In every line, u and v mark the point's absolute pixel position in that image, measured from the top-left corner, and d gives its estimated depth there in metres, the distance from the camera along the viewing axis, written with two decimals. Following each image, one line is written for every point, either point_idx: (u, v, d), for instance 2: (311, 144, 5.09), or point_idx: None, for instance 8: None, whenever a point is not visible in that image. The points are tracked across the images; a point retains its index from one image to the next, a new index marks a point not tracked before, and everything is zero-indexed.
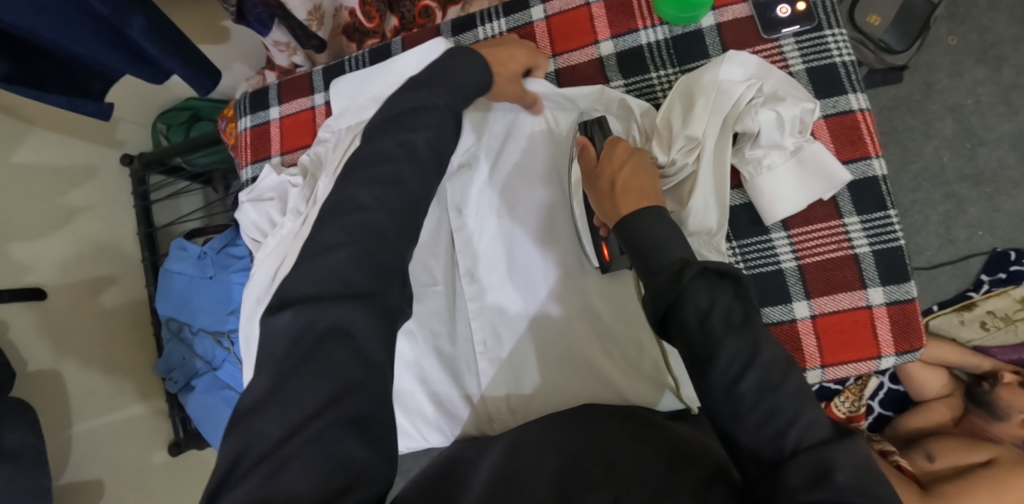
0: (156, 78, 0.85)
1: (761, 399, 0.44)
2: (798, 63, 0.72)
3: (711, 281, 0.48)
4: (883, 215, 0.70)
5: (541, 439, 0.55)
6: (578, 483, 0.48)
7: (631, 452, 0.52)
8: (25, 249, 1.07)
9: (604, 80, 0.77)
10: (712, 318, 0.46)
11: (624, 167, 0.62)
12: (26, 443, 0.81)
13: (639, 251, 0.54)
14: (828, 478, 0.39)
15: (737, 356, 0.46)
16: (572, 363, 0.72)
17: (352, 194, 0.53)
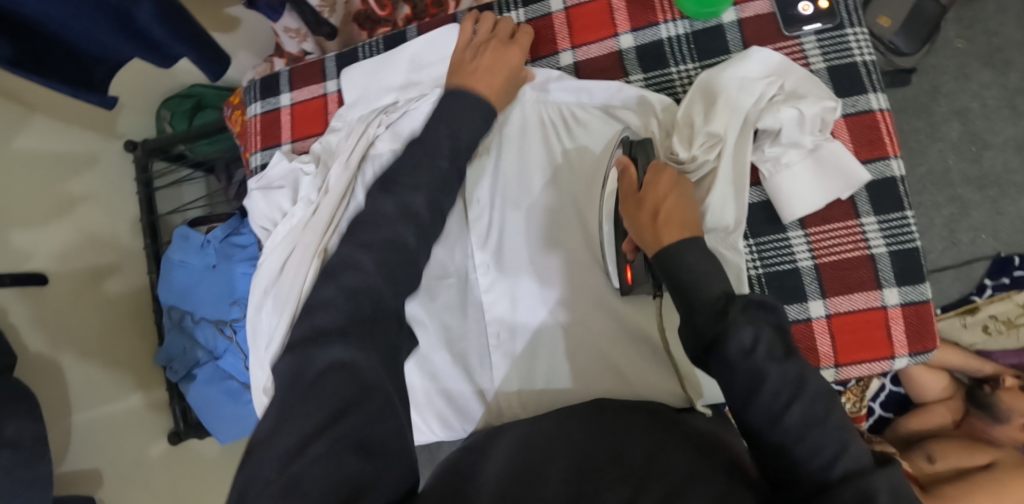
0: (162, 60, 0.83)
1: (806, 431, 0.45)
2: (819, 61, 0.71)
3: (754, 315, 0.49)
4: (899, 216, 0.69)
5: (554, 436, 0.54)
6: (594, 482, 0.46)
7: (646, 448, 0.50)
8: (26, 236, 1.05)
9: (623, 75, 0.76)
10: (756, 353, 0.47)
11: (668, 196, 0.61)
12: (27, 431, 0.80)
13: (678, 288, 0.55)
14: (873, 499, 0.39)
15: (782, 388, 0.46)
16: (585, 358, 0.72)
17: (351, 256, 0.56)
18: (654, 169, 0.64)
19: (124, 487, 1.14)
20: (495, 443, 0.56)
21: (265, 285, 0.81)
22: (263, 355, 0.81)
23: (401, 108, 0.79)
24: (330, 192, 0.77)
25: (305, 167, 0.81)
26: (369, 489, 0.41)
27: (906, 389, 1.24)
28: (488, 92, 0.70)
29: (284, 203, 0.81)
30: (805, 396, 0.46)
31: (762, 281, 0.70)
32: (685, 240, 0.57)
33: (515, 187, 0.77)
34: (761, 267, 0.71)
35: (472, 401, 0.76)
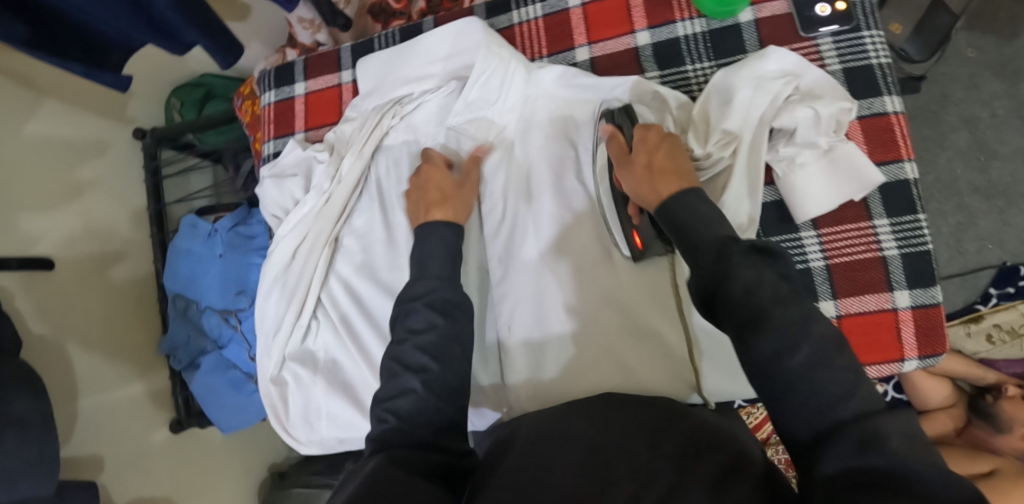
0: (176, 47, 0.83)
1: (811, 373, 0.43)
2: (835, 63, 0.71)
3: (757, 259, 0.49)
4: (912, 219, 0.69)
5: (559, 430, 0.54)
6: (602, 477, 0.46)
7: (651, 446, 0.50)
8: (34, 220, 1.05)
9: (639, 71, 0.76)
10: (759, 292, 0.47)
11: (659, 150, 0.64)
12: (33, 413, 0.80)
13: (679, 231, 0.56)
14: (879, 444, 0.39)
15: (785, 331, 0.45)
16: (595, 352, 0.71)
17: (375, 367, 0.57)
18: (641, 129, 0.67)
19: (125, 474, 1.13)
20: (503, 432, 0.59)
21: (274, 274, 0.81)
22: (270, 344, 0.81)
23: (416, 99, 0.80)
24: (343, 182, 0.79)
25: (319, 154, 0.81)
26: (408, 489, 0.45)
27: (908, 396, 1.23)
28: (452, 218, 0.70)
29: (297, 191, 0.82)
30: (810, 338, 0.44)
31: None
32: (680, 189, 0.59)
33: (526, 179, 0.78)
34: None
35: (482, 396, 0.77)
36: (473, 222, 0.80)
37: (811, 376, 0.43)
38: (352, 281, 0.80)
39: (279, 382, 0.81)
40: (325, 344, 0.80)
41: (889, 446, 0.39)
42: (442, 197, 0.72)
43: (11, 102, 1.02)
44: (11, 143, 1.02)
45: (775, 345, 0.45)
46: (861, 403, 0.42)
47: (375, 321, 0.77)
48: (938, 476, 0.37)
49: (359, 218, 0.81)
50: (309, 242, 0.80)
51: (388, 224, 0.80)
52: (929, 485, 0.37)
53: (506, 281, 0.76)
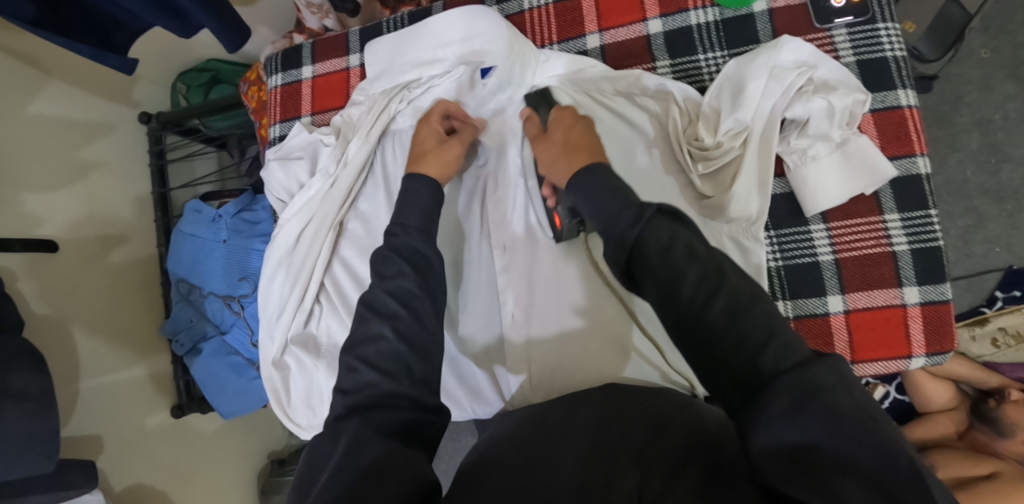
0: (183, 29, 0.82)
1: (729, 326, 0.44)
2: (849, 55, 0.70)
3: (671, 219, 0.50)
4: (923, 214, 0.68)
5: (561, 420, 0.53)
6: (603, 467, 0.46)
7: (651, 442, 0.48)
8: (38, 200, 1.05)
9: (650, 60, 0.76)
10: (673, 249, 0.48)
11: (570, 126, 0.67)
12: (33, 390, 0.80)
13: (592, 212, 0.57)
14: (814, 400, 0.37)
15: (702, 286, 0.47)
16: (600, 336, 0.71)
17: (371, 327, 0.58)
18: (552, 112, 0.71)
19: (125, 455, 1.13)
20: (499, 424, 0.58)
21: (279, 257, 0.81)
22: (274, 326, 0.82)
23: (425, 83, 0.79)
24: (349, 165, 0.79)
25: (325, 138, 0.80)
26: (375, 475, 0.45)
27: (912, 398, 1.22)
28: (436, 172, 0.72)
29: (303, 174, 0.81)
30: (726, 289, 0.46)
31: (781, 273, 0.70)
32: (586, 165, 0.60)
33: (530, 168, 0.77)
34: (782, 259, 0.70)
35: (486, 384, 0.77)
36: (475, 208, 0.80)
37: (726, 329, 0.44)
38: (357, 267, 0.79)
39: (280, 365, 0.81)
40: (328, 327, 0.80)
41: (833, 404, 0.36)
42: (434, 153, 0.73)
43: (14, 81, 1.02)
44: (13, 123, 1.02)
45: (694, 300, 0.46)
46: (786, 356, 0.41)
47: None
48: (879, 449, 0.34)
49: (364, 202, 0.81)
50: (315, 225, 0.80)
51: (394, 209, 0.80)
52: (883, 477, 0.33)
53: (513, 269, 0.76)
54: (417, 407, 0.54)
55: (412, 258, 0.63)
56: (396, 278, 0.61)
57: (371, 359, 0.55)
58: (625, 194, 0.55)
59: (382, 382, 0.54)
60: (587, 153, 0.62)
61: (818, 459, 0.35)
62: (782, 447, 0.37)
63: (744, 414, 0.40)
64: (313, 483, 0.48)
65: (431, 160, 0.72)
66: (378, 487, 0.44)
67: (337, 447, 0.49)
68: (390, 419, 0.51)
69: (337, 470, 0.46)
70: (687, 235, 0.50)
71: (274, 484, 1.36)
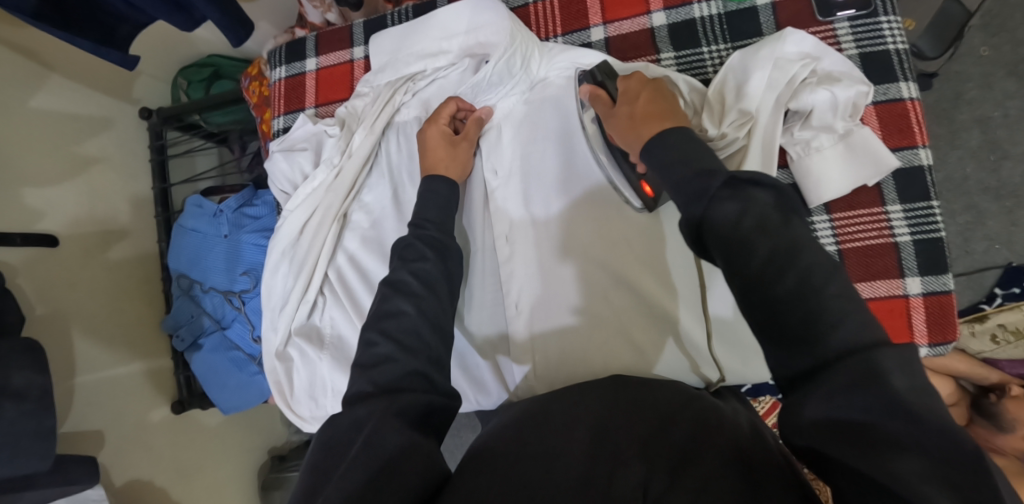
0: (186, 23, 0.83)
1: (798, 302, 0.41)
2: (852, 48, 0.71)
3: (736, 191, 0.46)
4: (925, 206, 0.69)
5: (564, 412, 0.53)
6: (611, 450, 0.47)
7: (661, 431, 0.49)
8: (38, 195, 1.05)
9: (654, 52, 0.76)
10: (741, 223, 0.44)
11: (641, 94, 0.64)
12: (33, 384, 0.79)
13: (663, 170, 0.54)
14: (881, 380, 0.37)
15: (771, 259, 0.43)
16: (607, 328, 0.71)
17: (397, 304, 0.60)
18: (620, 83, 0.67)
19: (123, 450, 1.13)
20: (504, 414, 0.58)
21: (283, 248, 0.81)
22: (277, 318, 0.81)
23: (429, 75, 0.80)
24: (354, 156, 0.79)
25: (330, 129, 0.80)
26: (392, 469, 0.45)
27: None
28: (451, 173, 0.74)
29: (306, 165, 0.81)
30: (795, 265, 0.42)
31: None
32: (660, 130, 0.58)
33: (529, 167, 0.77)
34: None
35: (489, 376, 0.77)
36: (474, 200, 0.80)
37: (804, 298, 0.41)
38: (363, 260, 0.79)
39: (283, 357, 0.81)
40: (332, 319, 0.80)
41: (890, 383, 0.36)
42: (443, 156, 0.75)
43: (15, 76, 1.02)
44: (13, 117, 1.02)
45: (765, 272, 0.43)
46: (859, 335, 0.39)
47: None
48: (937, 426, 0.35)
49: (368, 194, 0.81)
50: (318, 217, 0.79)
51: (398, 200, 0.80)
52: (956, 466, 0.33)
53: (516, 261, 0.76)
54: (433, 390, 0.55)
55: (432, 243, 0.66)
56: (419, 261, 0.64)
57: (394, 332, 0.57)
58: (700, 158, 0.52)
59: (400, 354, 0.55)
60: (666, 119, 0.59)
61: (875, 435, 0.36)
62: (817, 419, 0.38)
63: (800, 389, 0.40)
64: (330, 463, 0.48)
65: (447, 165, 0.75)
66: (393, 485, 0.44)
67: (360, 432, 0.50)
68: (414, 404, 0.52)
69: (358, 450, 0.47)
70: (772, 198, 0.45)
71: (275, 479, 1.38)
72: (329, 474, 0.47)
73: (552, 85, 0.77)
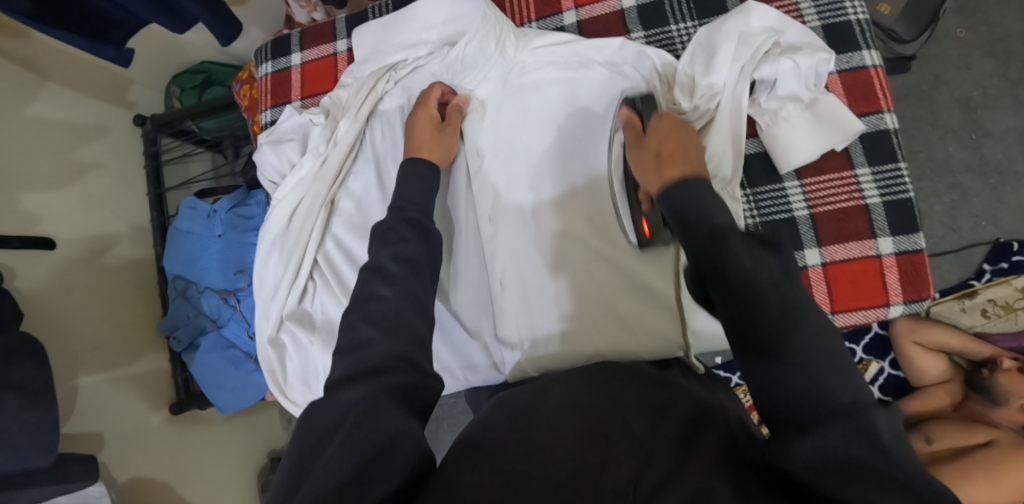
0: (178, 26, 0.88)
1: (802, 360, 0.41)
2: (814, 20, 0.73)
3: (754, 247, 0.47)
4: (893, 167, 0.71)
5: (560, 404, 0.48)
6: (597, 453, 0.43)
7: (661, 402, 0.47)
8: (37, 200, 1.07)
9: (625, 32, 0.78)
10: (753, 278, 0.45)
11: (670, 136, 0.61)
12: (31, 376, 0.81)
13: (679, 217, 0.53)
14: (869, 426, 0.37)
15: (782, 315, 0.43)
16: (603, 313, 0.72)
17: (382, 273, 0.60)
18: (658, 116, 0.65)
19: (123, 452, 1.15)
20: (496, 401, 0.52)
21: (273, 238, 0.82)
22: (269, 305, 0.83)
23: (409, 65, 0.81)
24: (339, 145, 0.80)
25: (315, 118, 0.82)
26: (396, 444, 0.45)
27: (905, 372, 1.24)
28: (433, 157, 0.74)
29: (294, 155, 0.83)
30: (803, 325, 0.42)
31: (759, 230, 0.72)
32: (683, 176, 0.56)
33: (527, 164, 0.76)
34: (759, 216, 0.72)
35: (479, 354, 0.79)
36: (456, 183, 0.80)
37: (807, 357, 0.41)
38: (352, 246, 0.81)
39: (276, 343, 0.82)
40: (323, 304, 0.82)
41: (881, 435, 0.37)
42: (430, 139, 0.74)
43: (13, 84, 1.05)
44: (13, 124, 1.04)
45: (772, 331, 0.43)
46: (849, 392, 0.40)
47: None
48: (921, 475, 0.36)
49: (355, 182, 0.83)
50: (307, 204, 0.81)
51: (385, 186, 0.82)
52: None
53: (507, 247, 0.76)
54: (419, 373, 0.53)
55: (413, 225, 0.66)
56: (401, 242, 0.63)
57: (372, 316, 0.56)
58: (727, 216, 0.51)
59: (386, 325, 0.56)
60: (688, 165, 0.57)
61: (854, 467, 0.36)
62: (812, 461, 0.37)
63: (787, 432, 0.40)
64: (320, 450, 0.46)
65: (432, 148, 0.74)
66: (387, 457, 0.44)
67: (349, 413, 0.48)
68: (401, 384, 0.51)
69: (348, 434, 0.46)
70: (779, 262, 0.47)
71: None
72: (317, 457, 0.46)
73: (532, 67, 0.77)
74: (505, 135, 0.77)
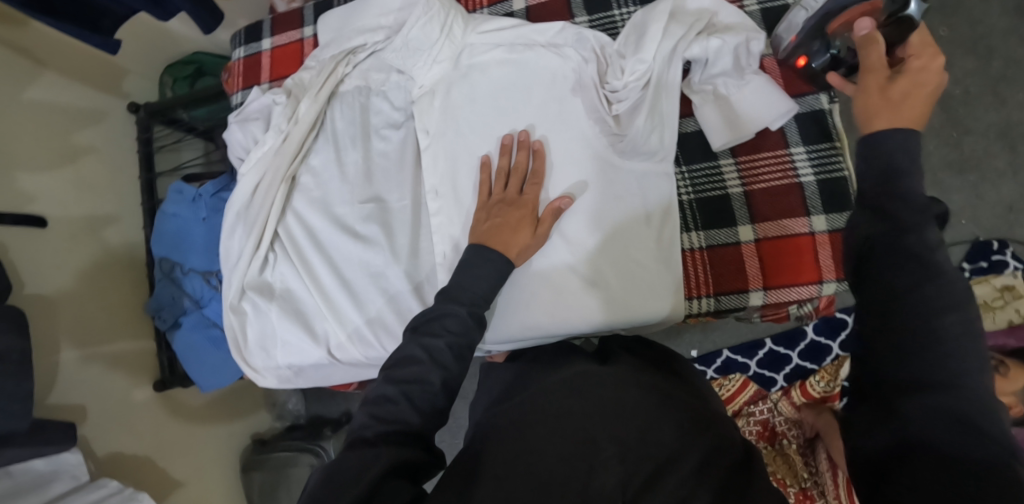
0: (162, 15, 0.93)
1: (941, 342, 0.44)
2: (753, 4, 0.77)
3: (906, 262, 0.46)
4: (828, 146, 0.73)
5: (554, 409, 0.54)
6: (587, 462, 0.48)
7: (650, 424, 0.51)
8: (31, 180, 1.12)
9: (570, 17, 0.81)
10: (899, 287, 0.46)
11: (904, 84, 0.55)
12: (12, 339, 0.85)
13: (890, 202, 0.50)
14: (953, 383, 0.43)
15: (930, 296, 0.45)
16: (559, 286, 0.73)
17: None
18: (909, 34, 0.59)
19: (107, 427, 1.18)
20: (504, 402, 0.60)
21: (238, 211, 0.86)
22: (232, 274, 0.86)
23: (369, 48, 0.84)
24: (301, 122, 0.84)
25: (276, 98, 0.85)
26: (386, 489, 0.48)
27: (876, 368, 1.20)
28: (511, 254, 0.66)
29: (259, 133, 0.87)
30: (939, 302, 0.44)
31: (693, 206, 0.75)
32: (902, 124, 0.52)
33: (477, 145, 0.78)
34: (694, 193, 0.75)
35: None
36: (409, 158, 0.83)
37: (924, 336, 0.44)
38: (309, 218, 0.84)
39: (238, 310, 0.86)
40: (283, 275, 0.85)
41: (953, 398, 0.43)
42: (519, 241, 0.67)
43: (10, 70, 1.10)
44: (12, 107, 1.10)
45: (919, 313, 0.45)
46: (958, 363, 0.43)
47: (345, 277, 0.81)
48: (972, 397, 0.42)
49: (315, 158, 0.86)
50: (268, 179, 0.84)
51: (342, 164, 0.85)
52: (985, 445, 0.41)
53: (457, 230, 0.77)
54: (423, 447, 0.55)
55: None
56: None
57: None
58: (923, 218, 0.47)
59: None
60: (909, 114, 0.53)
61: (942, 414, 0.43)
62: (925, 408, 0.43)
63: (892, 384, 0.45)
64: (331, 491, 0.48)
65: (513, 247, 0.66)
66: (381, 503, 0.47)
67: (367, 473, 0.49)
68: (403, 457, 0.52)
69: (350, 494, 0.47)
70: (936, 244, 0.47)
71: (256, 460, 1.44)
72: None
73: (481, 48, 0.79)
74: (463, 116, 0.79)
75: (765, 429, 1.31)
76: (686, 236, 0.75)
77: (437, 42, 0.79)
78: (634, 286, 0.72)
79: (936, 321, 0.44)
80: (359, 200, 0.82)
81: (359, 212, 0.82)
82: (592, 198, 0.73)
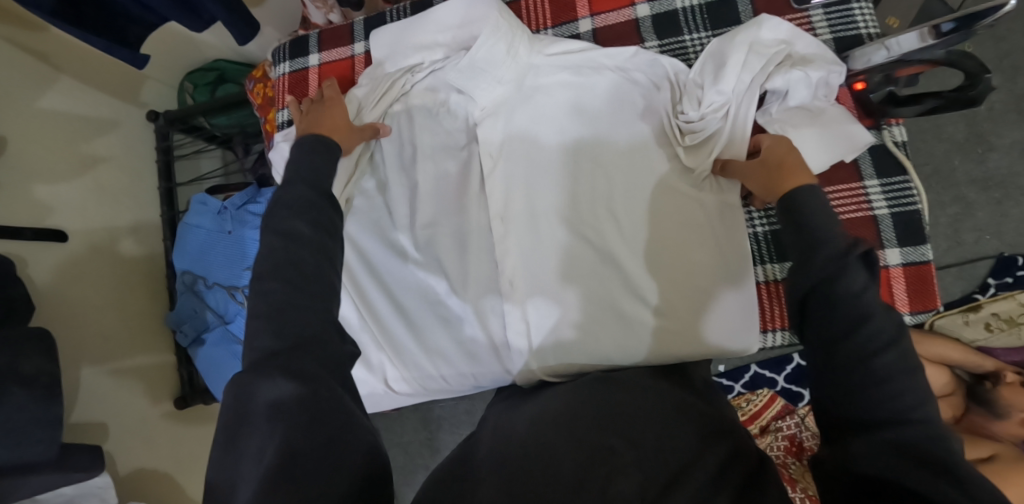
0: (196, 25, 0.89)
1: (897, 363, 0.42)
2: (826, 33, 0.74)
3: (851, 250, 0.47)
4: (902, 180, 0.71)
5: (548, 415, 0.50)
6: (601, 468, 0.43)
7: (661, 432, 0.47)
8: (49, 190, 1.07)
9: (639, 41, 0.79)
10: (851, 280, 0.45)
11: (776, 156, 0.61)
12: (43, 367, 0.81)
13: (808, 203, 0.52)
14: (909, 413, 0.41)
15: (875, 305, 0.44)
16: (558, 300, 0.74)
17: None
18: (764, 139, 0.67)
19: (127, 445, 1.14)
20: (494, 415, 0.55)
21: None
22: None
23: (427, 68, 0.81)
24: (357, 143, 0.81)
25: None
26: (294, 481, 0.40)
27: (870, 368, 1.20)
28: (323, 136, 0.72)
29: None
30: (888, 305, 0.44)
31: (768, 238, 0.74)
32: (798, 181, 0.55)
33: (534, 169, 0.76)
34: (768, 224, 0.74)
35: (485, 348, 0.77)
36: (473, 184, 0.80)
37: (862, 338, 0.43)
38: (360, 241, 0.82)
39: None
40: None
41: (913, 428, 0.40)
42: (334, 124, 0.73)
43: (29, 76, 1.06)
44: (30, 115, 1.05)
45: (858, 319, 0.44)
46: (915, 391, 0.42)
47: (401, 303, 0.80)
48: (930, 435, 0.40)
49: (369, 181, 0.83)
50: None
51: (400, 189, 0.82)
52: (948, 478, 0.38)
53: (527, 256, 0.74)
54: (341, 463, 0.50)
55: None
56: None
57: None
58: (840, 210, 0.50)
59: None
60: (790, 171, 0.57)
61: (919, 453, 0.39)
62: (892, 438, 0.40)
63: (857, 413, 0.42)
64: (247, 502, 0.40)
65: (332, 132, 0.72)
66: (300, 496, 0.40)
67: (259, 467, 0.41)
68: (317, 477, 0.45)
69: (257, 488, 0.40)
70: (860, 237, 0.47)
71: None
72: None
73: (546, 70, 0.77)
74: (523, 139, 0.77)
75: (792, 443, 1.28)
76: (760, 269, 0.74)
77: (501, 63, 0.76)
78: (692, 308, 0.70)
79: (872, 362, 0.42)
80: (418, 225, 0.80)
81: (417, 239, 0.80)
82: (625, 214, 0.73)
